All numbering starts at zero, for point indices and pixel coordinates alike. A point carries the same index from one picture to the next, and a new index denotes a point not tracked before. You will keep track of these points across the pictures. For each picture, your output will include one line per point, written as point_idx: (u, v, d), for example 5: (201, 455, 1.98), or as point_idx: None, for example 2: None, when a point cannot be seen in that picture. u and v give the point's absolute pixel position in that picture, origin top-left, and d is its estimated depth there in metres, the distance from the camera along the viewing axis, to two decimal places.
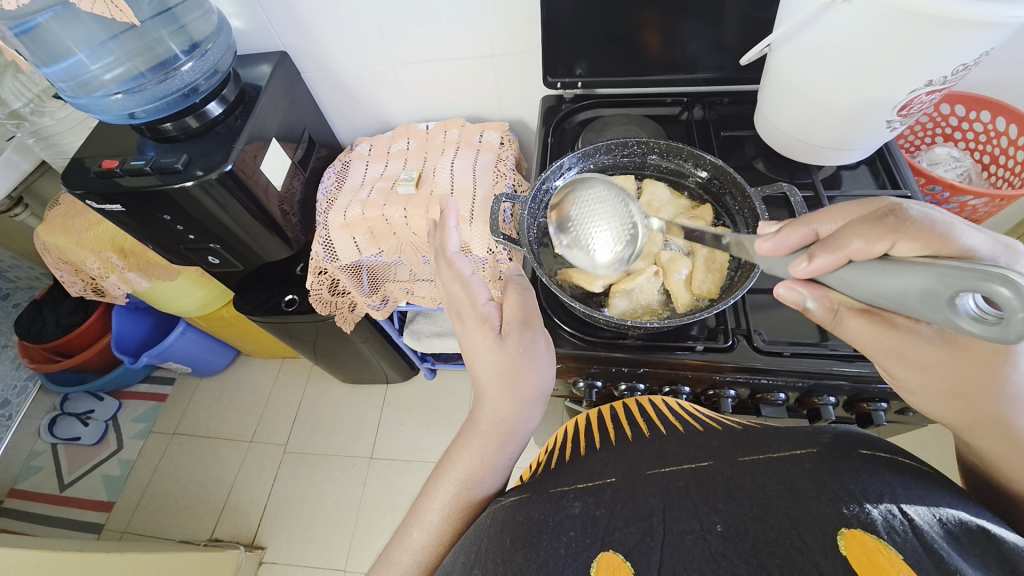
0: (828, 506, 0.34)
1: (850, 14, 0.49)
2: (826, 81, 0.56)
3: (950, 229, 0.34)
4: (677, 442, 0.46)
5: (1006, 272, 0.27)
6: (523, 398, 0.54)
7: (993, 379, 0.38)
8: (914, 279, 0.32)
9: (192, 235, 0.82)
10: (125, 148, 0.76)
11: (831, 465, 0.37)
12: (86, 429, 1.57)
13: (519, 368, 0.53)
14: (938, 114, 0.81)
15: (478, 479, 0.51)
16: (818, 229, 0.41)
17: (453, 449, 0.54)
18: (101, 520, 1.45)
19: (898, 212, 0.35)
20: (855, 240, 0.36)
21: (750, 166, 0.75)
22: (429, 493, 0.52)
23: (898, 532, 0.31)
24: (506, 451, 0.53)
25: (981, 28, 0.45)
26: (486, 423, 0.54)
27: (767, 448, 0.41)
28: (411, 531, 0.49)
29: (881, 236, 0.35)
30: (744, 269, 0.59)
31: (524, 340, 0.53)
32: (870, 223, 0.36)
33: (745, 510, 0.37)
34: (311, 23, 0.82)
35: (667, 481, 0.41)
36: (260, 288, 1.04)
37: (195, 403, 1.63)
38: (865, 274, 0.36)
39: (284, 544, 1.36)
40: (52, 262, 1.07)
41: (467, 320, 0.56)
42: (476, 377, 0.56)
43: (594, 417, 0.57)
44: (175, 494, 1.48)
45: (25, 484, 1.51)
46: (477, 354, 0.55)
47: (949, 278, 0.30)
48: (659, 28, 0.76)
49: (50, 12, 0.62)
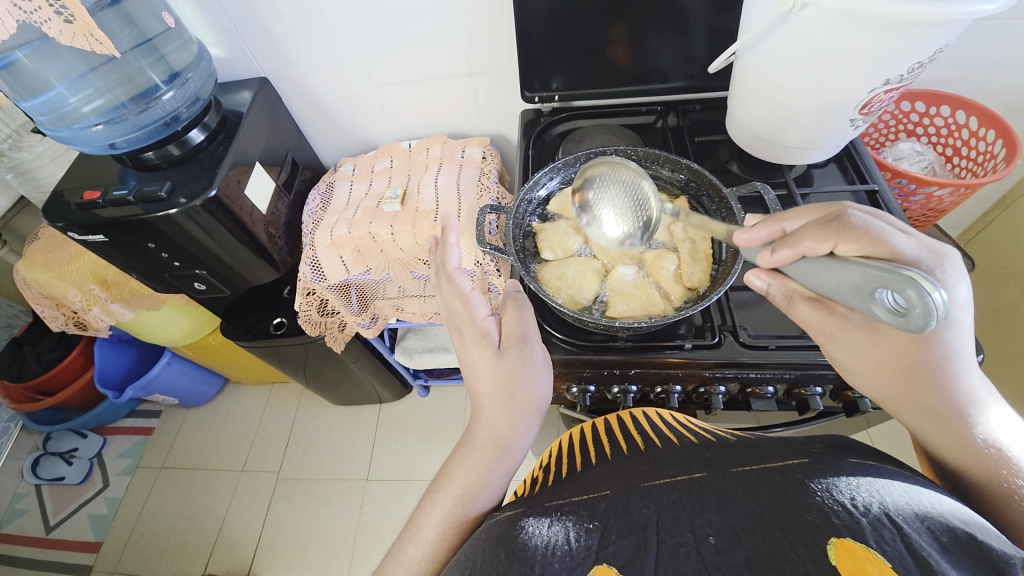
0: (818, 516, 0.34)
1: (809, 20, 0.51)
2: (791, 84, 0.58)
3: (887, 235, 0.39)
4: (671, 453, 0.48)
5: (913, 275, 0.33)
6: (519, 412, 0.54)
7: (912, 364, 0.44)
8: (849, 272, 0.38)
9: (178, 262, 0.81)
10: (106, 178, 0.76)
11: (817, 472, 0.38)
12: (70, 469, 1.52)
13: (515, 382, 0.54)
14: (899, 111, 0.85)
15: (475, 495, 0.51)
16: (785, 227, 0.45)
17: (450, 466, 0.54)
18: (89, 561, 1.40)
19: (842, 218, 0.40)
20: (807, 239, 0.42)
21: (726, 169, 0.77)
22: (424, 509, 0.51)
23: (887, 537, 0.32)
24: (501, 467, 0.53)
25: (928, 29, 0.48)
26: (483, 438, 0.54)
27: (760, 459, 0.43)
28: (408, 546, 0.48)
29: (828, 237, 0.41)
30: (729, 255, 0.58)
31: (522, 355, 0.55)
32: (820, 226, 0.41)
33: (737, 522, 0.37)
34: (290, 49, 0.84)
35: (662, 493, 0.42)
36: (249, 312, 1.04)
37: (183, 435, 1.59)
38: (813, 268, 0.41)
39: (282, 574, 1.33)
40: (32, 297, 1.05)
41: (466, 335, 0.57)
42: (473, 393, 0.56)
43: (589, 428, 0.58)
44: (166, 530, 1.43)
45: (6, 529, 1.45)
46: (474, 369, 0.56)
47: (872, 275, 0.36)
48: (629, 42, 0.79)
49: (28, 48, 0.62)
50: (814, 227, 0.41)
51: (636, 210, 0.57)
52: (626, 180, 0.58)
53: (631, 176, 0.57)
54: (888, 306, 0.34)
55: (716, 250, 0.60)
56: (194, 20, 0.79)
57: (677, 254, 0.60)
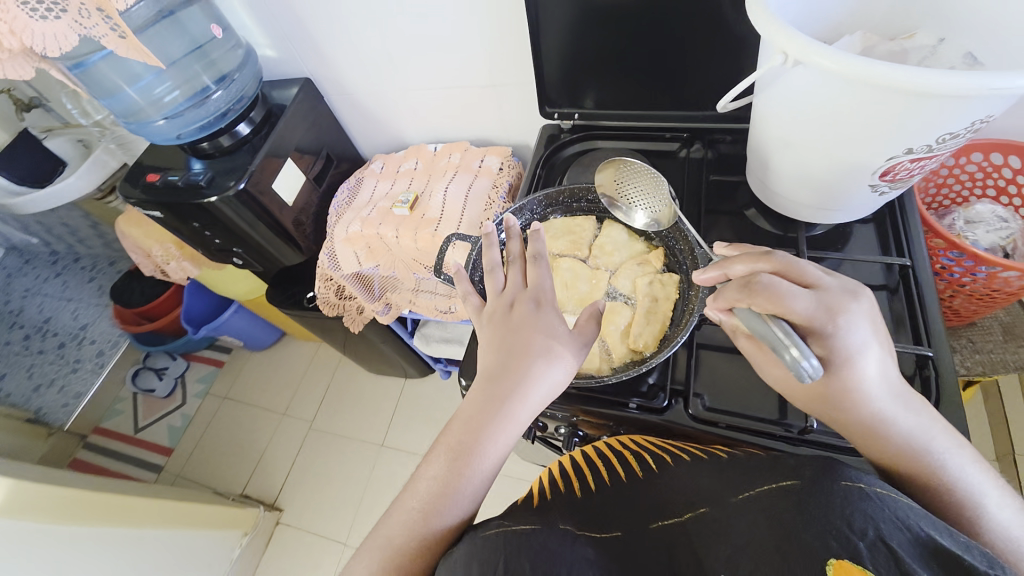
0: (817, 543, 0.36)
1: (804, 78, 0.45)
2: (796, 141, 0.52)
3: (794, 295, 0.39)
4: (673, 484, 0.50)
5: (792, 348, 0.38)
6: (549, 396, 0.48)
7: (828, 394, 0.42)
8: (756, 330, 0.41)
9: (219, 239, 0.93)
10: (169, 162, 0.89)
11: (816, 497, 0.39)
12: (159, 383, 1.83)
13: (562, 370, 0.48)
14: (988, 164, 0.68)
15: (481, 454, 0.45)
16: (730, 271, 0.47)
17: (455, 417, 0.47)
18: (161, 462, 1.70)
19: (752, 281, 0.41)
20: (729, 291, 0.43)
21: (740, 214, 0.70)
22: (414, 486, 0.45)
23: (882, 562, 0.34)
24: (513, 437, 0.46)
25: (950, 101, 0.40)
26: (506, 400, 0.46)
27: (754, 484, 0.44)
28: (404, 502, 0.44)
29: (741, 298, 0.42)
30: (681, 321, 0.57)
31: (543, 318, 0.49)
32: (738, 286, 0.42)
33: (745, 555, 0.39)
34: (330, 53, 0.90)
35: (670, 531, 0.46)
36: (286, 284, 1.16)
37: (245, 373, 1.83)
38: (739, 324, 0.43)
39: (299, 509, 1.51)
40: (129, 246, 1.26)
41: (526, 303, 0.50)
42: (504, 353, 0.48)
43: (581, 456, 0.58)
44: (221, 450, 1.69)
45: (108, 423, 1.81)
46: (521, 335, 0.48)
47: (769, 339, 0.39)
48: (651, 64, 0.74)
49: (102, 54, 0.74)
50: (733, 286, 0.43)
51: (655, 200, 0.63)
52: (644, 174, 0.64)
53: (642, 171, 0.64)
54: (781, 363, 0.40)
55: (677, 311, 0.60)
56: (249, 24, 0.88)
57: (634, 310, 0.62)
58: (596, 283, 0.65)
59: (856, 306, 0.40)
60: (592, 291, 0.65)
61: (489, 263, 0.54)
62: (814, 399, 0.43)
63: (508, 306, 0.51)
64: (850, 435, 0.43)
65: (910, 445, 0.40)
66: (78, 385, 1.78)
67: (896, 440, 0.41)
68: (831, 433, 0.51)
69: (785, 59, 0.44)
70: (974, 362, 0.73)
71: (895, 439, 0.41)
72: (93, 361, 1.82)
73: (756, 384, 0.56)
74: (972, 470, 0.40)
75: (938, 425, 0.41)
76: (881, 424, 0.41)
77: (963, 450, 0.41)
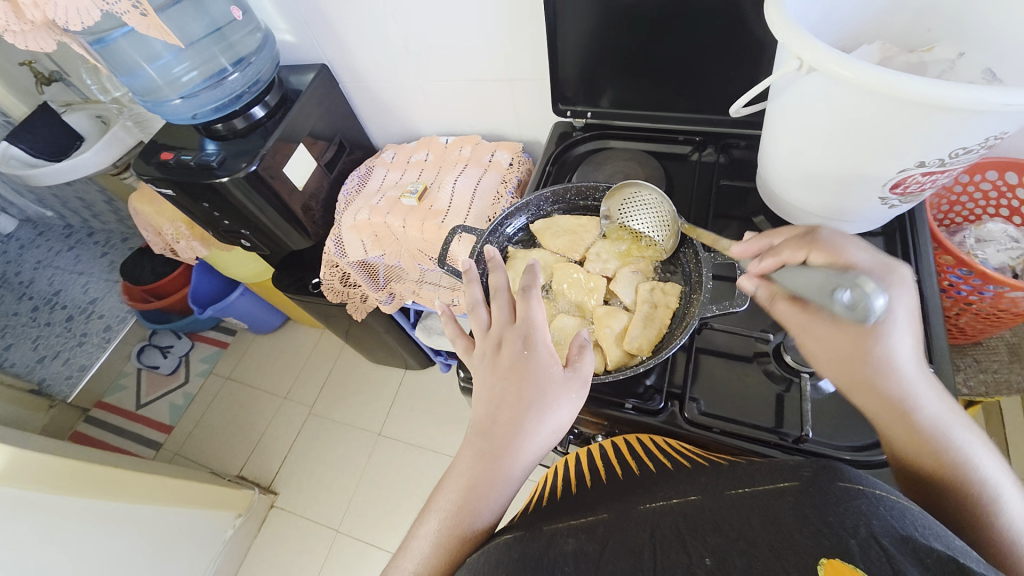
0: (809, 538, 0.36)
1: (818, 84, 0.44)
2: (808, 149, 0.51)
3: (853, 248, 0.42)
4: (665, 479, 0.49)
5: (870, 282, 0.37)
6: (542, 437, 0.47)
7: (862, 356, 0.41)
8: (815, 276, 0.41)
9: (228, 220, 0.94)
10: (184, 142, 0.90)
11: (812, 498, 0.39)
12: (164, 361, 1.87)
13: (553, 412, 0.47)
14: (1003, 183, 0.67)
15: (475, 508, 0.45)
16: (773, 241, 0.48)
17: (448, 472, 0.48)
18: (161, 439, 1.72)
19: (815, 233, 0.44)
20: (787, 248, 0.45)
21: (748, 221, 0.70)
22: (416, 534, 0.46)
23: (873, 557, 0.33)
24: (507, 487, 0.46)
25: (969, 115, 0.39)
26: (502, 450, 0.46)
27: (754, 482, 0.44)
28: (399, 565, 0.44)
29: (802, 248, 0.44)
30: (678, 329, 0.57)
31: (534, 355, 0.48)
32: (798, 239, 0.45)
33: (734, 545, 0.38)
34: (348, 41, 0.91)
35: (657, 517, 0.44)
36: (293, 269, 1.16)
37: (249, 355, 1.85)
38: (791, 273, 0.44)
39: (295, 494, 1.52)
40: (140, 223, 1.28)
41: (512, 344, 0.49)
42: (492, 402, 0.48)
43: (585, 457, 0.59)
44: (220, 430, 1.71)
45: (111, 398, 1.84)
46: (508, 383, 0.48)
47: (834, 279, 0.39)
48: (668, 64, 0.74)
49: (122, 31, 0.76)
50: (794, 240, 0.45)
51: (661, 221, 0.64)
52: (653, 206, 0.64)
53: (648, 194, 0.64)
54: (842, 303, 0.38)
55: (675, 317, 0.60)
56: (269, 8, 0.89)
57: (632, 314, 0.62)
58: (594, 287, 0.65)
59: (903, 271, 0.42)
60: (589, 295, 0.65)
61: (473, 301, 0.53)
62: (849, 360, 0.42)
63: (495, 347, 0.50)
64: (879, 411, 0.41)
65: (935, 423, 0.40)
66: (84, 358, 1.80)
67: (923, 416, 0.40)
68: (826, 444, 0.50)
69: (800, 65, 0.44)
70: (975, 381, 0.72)
71: (923, 422, 0.40)
72: (100, 335, 1.84)
73: (753, 391, 0.56)
74: (984, 456, 0.40)
75: (955, 409, 0.42)
76: (912, 396, 0.41)
77: (974, 434, 0.41)
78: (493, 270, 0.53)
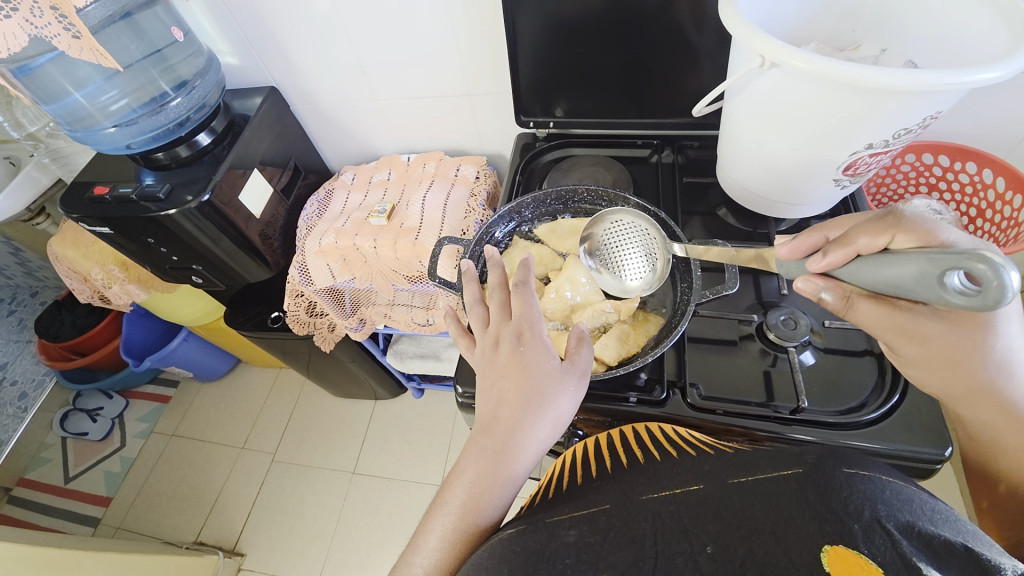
0: (812, 524, 0.35)
1: (780, 77, 0.48)
2: (770, 138, 0.55)
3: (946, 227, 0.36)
4: (670, 466, 0.45)
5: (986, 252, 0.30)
6: (544, 432, 0.45)
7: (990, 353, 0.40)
8: (908, 263, 0.35)
9: (177, 256, 0.87)
10: (120, 174, 0.82)
11: (817, 481, 0.37)
12: (93, 426, 1.64)
13: (554, 404, 0.46)
14: (920, 164, 0.76)
15: (480, 506, 0.43)
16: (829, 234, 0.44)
17: (451, 475, 0.45)
18: (98, 514, 1.52)
19: (895, 213, 0.38)
20: (860, 235, 0.40)
21: (713, 213, 0.74)
22: (423, 532, 0.43)
23: (877, 542, 0.33)
24: (510, 487, 0.44)
25: (913, 97, 0.44)
26: (506, 447, 0.44)
27: (756, 469, 0.40)
28: (410, 561, 0.42)
29: (882, 231, 0.38)
30: (676, 321, 0.59)
31: (535, 350, 0.46)
32: (872, 224, 0.39)
33: (733, 531, 0.36)
34: (299, 64, 0.89)
35: (659, 505, 0.40)
36: (249, 305, 1.08)
37: (195, 406, 1.68)
38: (869, 266, 0.38)
39: (264, 552, 1.39)
40: (63, 271, 1.15)
41: (509, 340, 0.47)
42: (493, 400, 0.46)
43: (594, 444, 0.53)
44: (169, 493, 1.53)
45: (33, 475, 1.61)
46: (507, 380, 0.46)
47: (936, 262, 0.33)
48: (622, 76, 0.78)
49: (49, 56, 0.69)
50: (867, 224, 0.39)
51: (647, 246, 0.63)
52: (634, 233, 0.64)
53: (631, 226, 0.64)
54: (958, 288, 0.32)
55: (659, 326, 0.62)
56: (211, 31, 0.86)
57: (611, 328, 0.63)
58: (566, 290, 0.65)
59: None
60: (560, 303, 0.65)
61: (471, 296, 0.52)
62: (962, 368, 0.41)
63: (492, 345, 0.49)
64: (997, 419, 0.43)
65: None
66: None
67: None
68: (818, 411, 0.54)
69: (764, 62, 0.47)
70: None
71: None
72: (14, 405, 1.60)
73: (746, 369, 0.58)
74: None
75: None
76: None
77: None
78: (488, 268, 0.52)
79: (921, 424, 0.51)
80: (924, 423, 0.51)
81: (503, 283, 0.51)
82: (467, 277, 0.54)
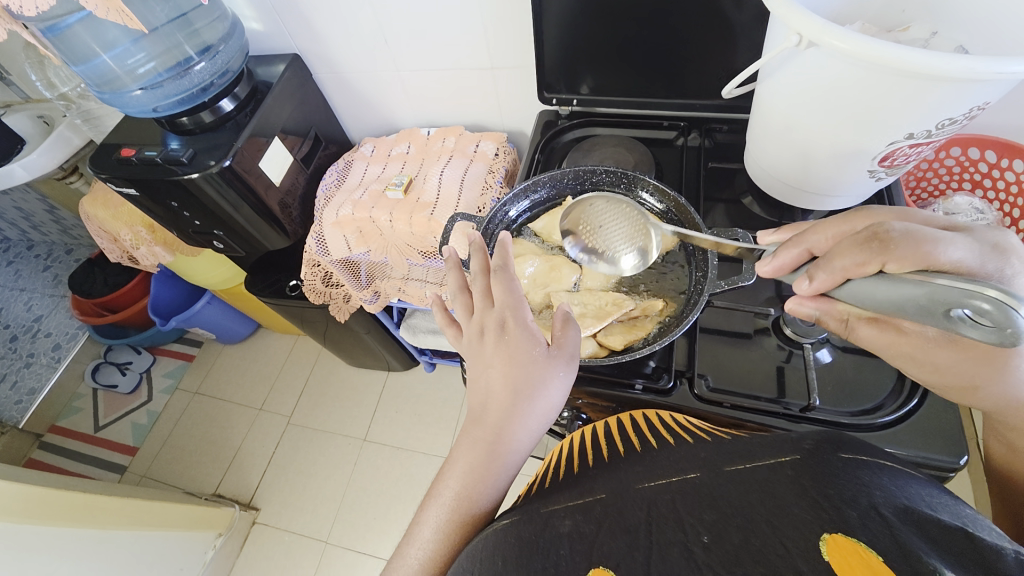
0: (808, 511, 0.34)
1: (818, 58, 0.45)
2: (802, 124, 0.52)
3: (937, 242, 0.34)
4: (668, 454, 0.46)
5: (993, 290, 0.29)
6: (536, 421, 0.46)
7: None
8: (906, 293, 0.34)
9: (199, 220, 0.89)
10: (145, 137, 0.83)
11: (813, 467, 0.37)
12: (123, 378, 1.73)
13: (544, 394, 0.45)
14: (966, 159, 0.72)
15: (474, 496, 0.44)
16: (810, 246, 0.43)
17: (445, 464, 0.46)
18: (125, 462, 1.61)
19: (884, 232, 0.36)
20: (844, 261, 0.37)
21: (738, 201, 0.71)
22: (420, 521, 0.44)
23: (874, 528, 0.31)
24: (504, 474, 0.45)
25: (963, 84, 0.41)
26: (497, 435, 0.45)
27: (753, 456, 0.41)
28: (407, 553, 0.42)
29: (870, 257, 0.36)
30: (688, 310, 0.58)
31: (517, 339, 0.46)
32: (860, 244, 0.37)
33: (730, 520, 0.36)
34: (321, 30, 0.87)
35: (654, 493, 0.41)
36: (269, 271, 1.11)
37: (217, 367, 1.75)
38: (862, 291, 0.37)
39: (277, 508, 1.46)
40: (94, 230, 1.19)
41: (493, 328, 0.47)
42: (482, 391, 0.46)
43: (594, 431, 0.55)
44: (191, 448, 1.61)
45: (65, 422, 1.70)
46: (494, 369, 0.46)
47: (940, 297, 0.32)
48: (651, 54, 0.75)
49: (77, 16, 0.70)
50: (852, 245, 0.37)
51: (634, 227, 0.61)
52: (621, 213, 0.62)
53: (614, 205, 0.62)
54: (968, 324, 0.31)
55: (673, 310, 0.60)
56: None
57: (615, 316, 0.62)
58: (559, 275, 0.66)
59: None
60: (558, 279, 0.66)
61: (454, 284, 0.51)
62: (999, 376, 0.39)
63: (478, 333, 0.48)
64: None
65: None
66: (33, 381, 1.68)
67: None
68: (830, 411, 0.52)
69: (800, 41, 0.44)
70: None
71: None
72: (48, 355, 1.72)
73: (758, 363, 0.57)
74: None
75: None
76: None
77: None
78: (470, 252, 0.49)
79: (937, 431, 0.49)
80: (941, 430, 0.49)
81: (485, 269, 0.49)
82: (450, 263, 0.51)
